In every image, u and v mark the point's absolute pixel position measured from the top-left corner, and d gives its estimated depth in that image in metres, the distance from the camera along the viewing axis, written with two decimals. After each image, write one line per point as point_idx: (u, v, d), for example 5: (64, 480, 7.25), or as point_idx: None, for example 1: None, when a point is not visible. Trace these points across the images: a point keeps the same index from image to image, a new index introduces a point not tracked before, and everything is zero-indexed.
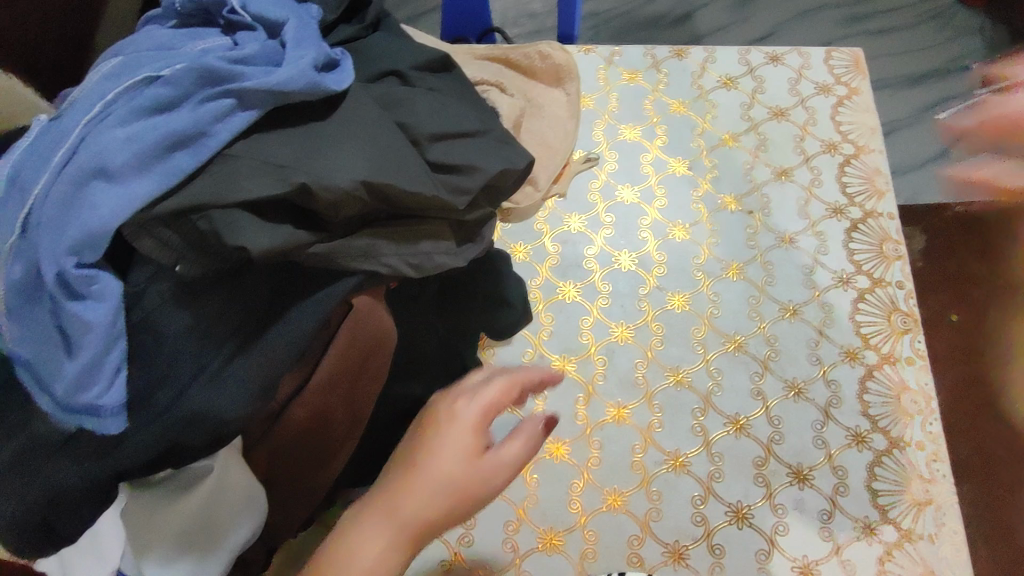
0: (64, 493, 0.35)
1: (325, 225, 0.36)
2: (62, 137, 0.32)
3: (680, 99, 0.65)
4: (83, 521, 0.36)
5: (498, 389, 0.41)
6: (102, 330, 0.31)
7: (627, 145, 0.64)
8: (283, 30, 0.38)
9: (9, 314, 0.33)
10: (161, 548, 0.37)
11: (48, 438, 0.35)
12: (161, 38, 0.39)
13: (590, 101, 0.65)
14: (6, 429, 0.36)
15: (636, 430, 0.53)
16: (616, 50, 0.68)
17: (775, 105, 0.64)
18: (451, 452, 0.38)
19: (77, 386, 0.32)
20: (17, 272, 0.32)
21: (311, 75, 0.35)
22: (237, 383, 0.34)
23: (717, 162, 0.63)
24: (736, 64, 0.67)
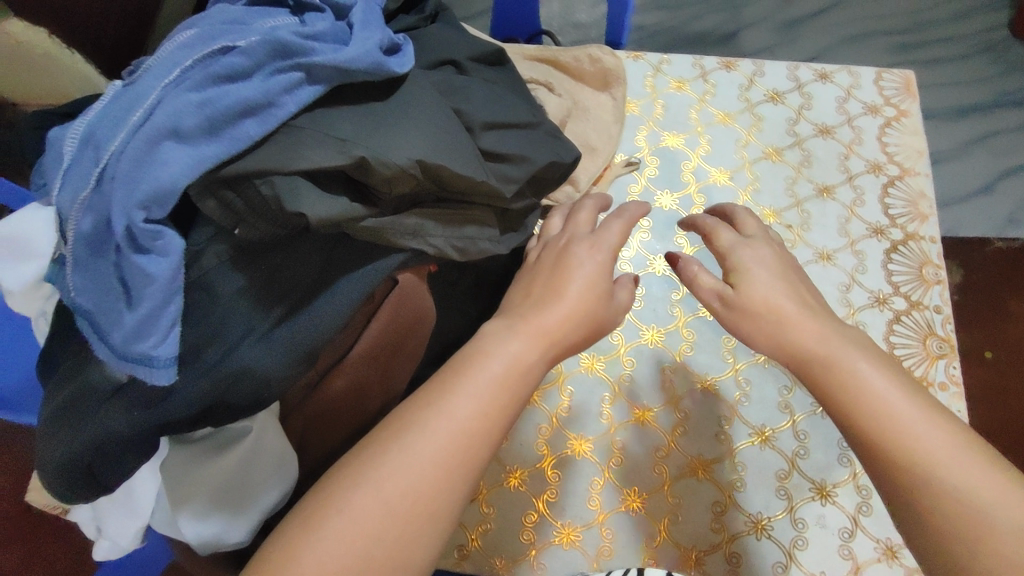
0: (109, 439, 0.36)
1: (376, 199, 0.37)
2: (139, 100, 0.34)
3: (726, 110, 0.65)
4: (123, 471, 0.38)
5: (619, 232, 0.42)
6: (163, 283, 0.33)
7: (668, 152, 0.64)
8: (351, 13, 0.40)
9: (77, 264, 0.34)
10: (197, 501, 0.39)
11: (99, 387, 0.37)
12: (234, 14, 0.41)
13: (635, 107, 0.66)
14: (68, 372, 0.39)
15: (660, 433, 0.54)
16: (665, 58, 0.68)
17: (821, 122, 0.64)
18: (581, 282, 0.39)
19: (134, 336, 0.33)
20: (86, 224, 0.34)
21: (376, 56, 0.37)
22: (281, 346, 0.36)
23: (759, 175, 0.62)
24: (785, 79, 0.67)
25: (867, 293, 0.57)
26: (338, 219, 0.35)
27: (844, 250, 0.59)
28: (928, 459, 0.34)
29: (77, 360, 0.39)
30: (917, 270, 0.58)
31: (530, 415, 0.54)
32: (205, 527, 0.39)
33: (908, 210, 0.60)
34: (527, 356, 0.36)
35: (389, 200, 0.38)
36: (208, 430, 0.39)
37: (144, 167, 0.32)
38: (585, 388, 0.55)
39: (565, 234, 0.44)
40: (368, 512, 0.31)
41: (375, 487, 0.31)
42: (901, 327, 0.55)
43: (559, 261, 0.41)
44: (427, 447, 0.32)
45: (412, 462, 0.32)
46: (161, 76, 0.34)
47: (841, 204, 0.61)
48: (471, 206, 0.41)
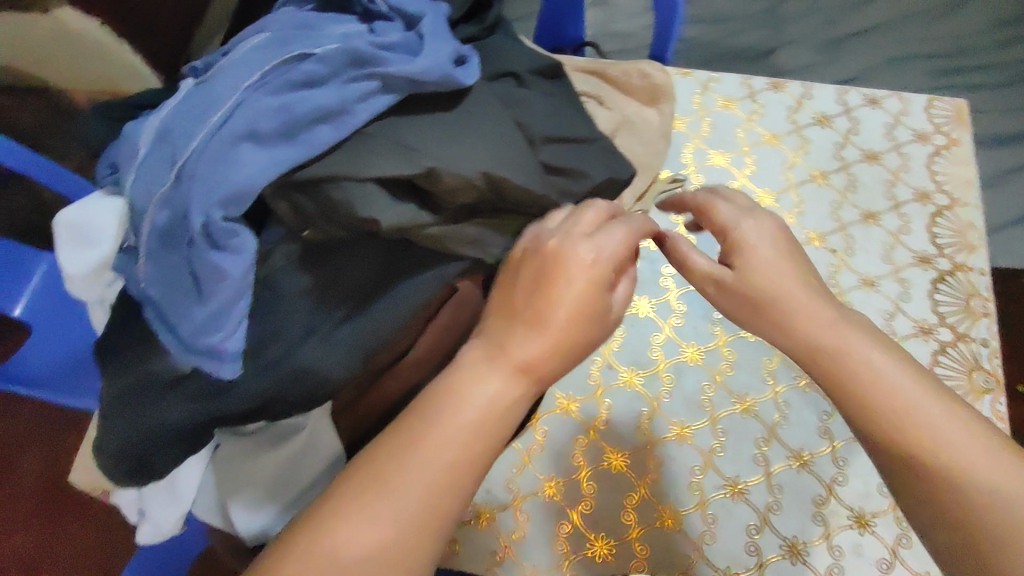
0: (169, 428, 0.38)
1: (437, 207, 0.38)
2: (218, 100, 0.35)
3: (774, 131, 0.65)
4: (176, 458, 0.40)
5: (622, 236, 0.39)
6: (234, 281, 0.34)
7: (714, 170, 0.64)
8: (422, 22, 0.40)
9: (150, 257, 0.36)
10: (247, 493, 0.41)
11: (159, 377, 0.39)
12: (304, 19, 0.42)
13: (682, 123, 0.66)
14: (125, 361, 0.40)
15: (697, 452, 0.54)
16: (714, 76, 0.68)
17: (869, 147, 0.64)
18: (575, 294, 0.36)
19: (203, 329, 0.34)
20: (163, 218, 0.35)
21: (446, 68, 0.37)
22: (344, 346, 0.36)
23: (805, 197, 0.62)
24: (834, 102, 0.66)
25: (911, 322, 0.56)
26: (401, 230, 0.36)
27: (889, 277, 0.58)
28: (960, 469, 0.35)
29: (137, 349, 0.40)
30: (964, 302, 0.57)
31: (567, 426, 0.55)
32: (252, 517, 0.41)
33: (956, 240, 0.60)
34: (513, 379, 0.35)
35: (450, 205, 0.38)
36: (261, 426, 0.41)
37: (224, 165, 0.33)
38: (622, 402, 0.56)
39: (559, 231, 0.38)
40: (385, 532, 0.31)
41: (382, 511, 0.32)
42: (945, 358, 0.55)
43: (550, 268, 0.37)
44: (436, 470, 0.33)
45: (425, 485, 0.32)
46: (237, 75, 0.35)
47: (888, 231, 0.60)
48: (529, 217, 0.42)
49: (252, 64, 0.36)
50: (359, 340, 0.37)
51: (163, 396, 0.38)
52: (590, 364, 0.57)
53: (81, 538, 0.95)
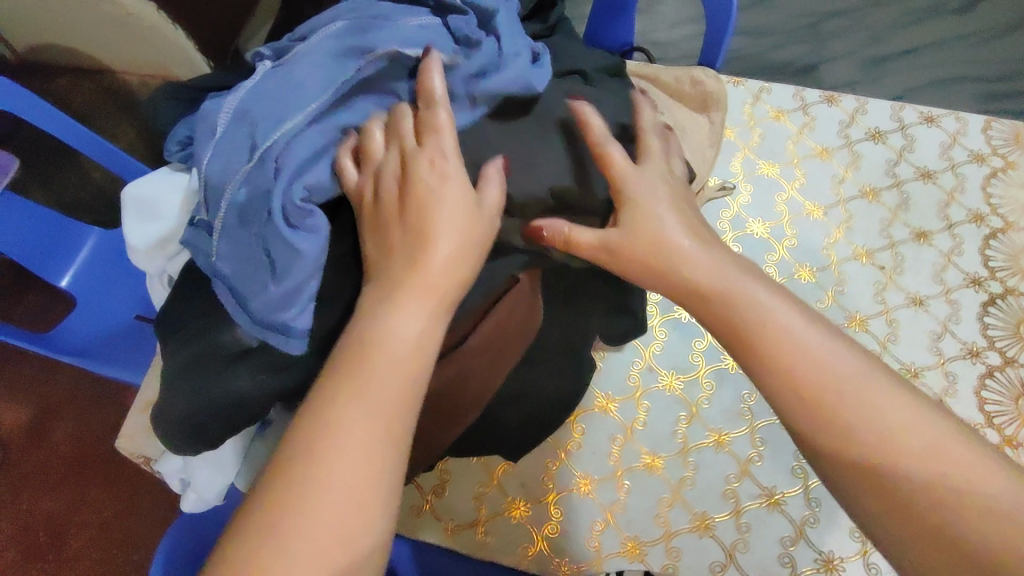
0: (232, 398, 0.41)
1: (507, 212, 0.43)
2: (303, 94, 0.40)
3: (825, 145, 0.65)
4: (227, 429, 0.43)
5: (443, 121, 0.40)
6: (309, 262, 0.40)
7: (763, 180, 0.64)
8: (496, 18, 0.44)
9: (225, 233, 0.41)
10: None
11: (223, 351, 0.42)
12: (379, 7, 0.44)
13: (732, 132, 0.66)
14: (191, 334, 0.43)
15: (733, 460, 0.54)
16: (766, 87, 0.68)
17: (922, 166, 0.63)
18: (448, 197, 0.38)
19: (279, 306, 0.41)
20: (243, 198, 0.40)
21: (527, 78, 0.43)
22: None
23: (854, 214, 0.62)
24: (888, 118, 0.66)
25: (959, 344, 0.56)
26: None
27: (938, 297, 0.58)
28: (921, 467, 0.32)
29: (201, 325, 0.44)
30: (1014, 327, 0.56)
31: (605, 425, 0.56)
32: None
33: (1009, 265, 0.59)
34: (423, 319, 0.35)
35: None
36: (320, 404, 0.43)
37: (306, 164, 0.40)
38: (661, 406, 0.56)
39: (397, 149, 0.40)
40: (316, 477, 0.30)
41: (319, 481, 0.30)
42: (992, 382, 0.54)
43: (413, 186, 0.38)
44: (359, 422, 0.31)
45: (353, 440, 0.30)
46: (311, 73, 0.41)
47: (938, 251, 0.60)
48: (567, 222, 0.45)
49: (322, 60, 0.41)
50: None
51: (229, 370, 0.41)
52: (631, 365, 0.57)
53: (106, 507, 0.97)
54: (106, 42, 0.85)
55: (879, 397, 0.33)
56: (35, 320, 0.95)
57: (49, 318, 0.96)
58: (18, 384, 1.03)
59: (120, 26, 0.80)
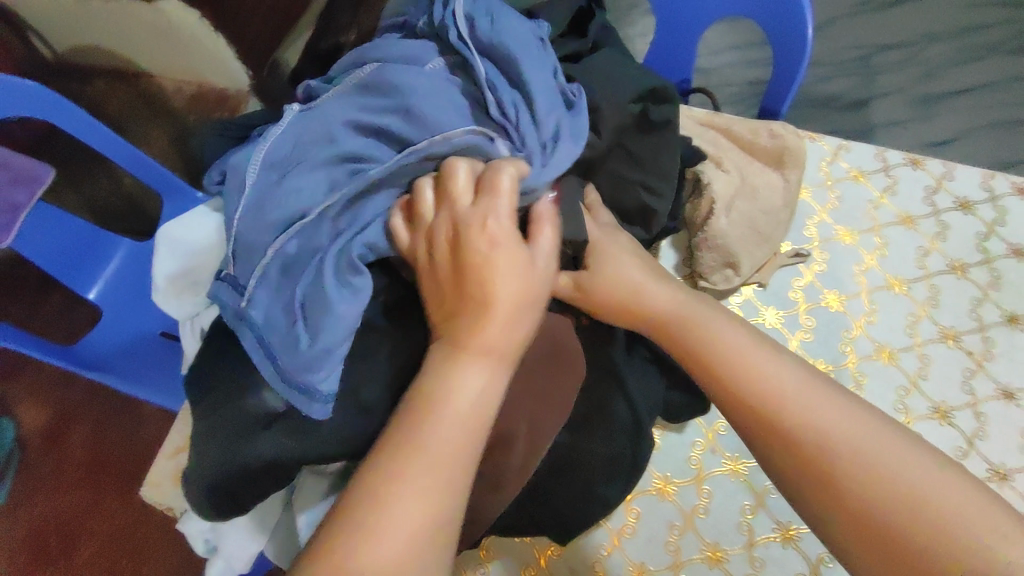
0: (263, 462, 0.40)
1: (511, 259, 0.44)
2: (345, 151, 0.42)
3: (909, 212, 0.61)
4: (259, 496, 0.41)
5: (506, 192, 0.37)
6: (346, 321, 0.40)
7: (839, 247, 0.59)
8: (529, 70, 0.44)
9: (270, 284, 0.43)
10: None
11: (253, 413, 0.42)
12: (412, 49, 0.46)
13: (807, 192, 0.62)
14: (222, 390, 0.43)
15: (803, 559, 0.50)
16: (845, 144, 0.64)
17: (1015, 242, 0.59)
18: (509, 260, 0.36)
19: (309, 367, 0.40)
20: (290, 248, 0.42)
21: (570, 151, 0.43)
22: None
23: (941, 290, 0.57)
24: (977, 187, 0.61)
25: None
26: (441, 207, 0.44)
27: None
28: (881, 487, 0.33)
29: (233, 383, 0.43)
30: None
31: (664, 513, 0.52)
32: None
33: None
34: (484, 377, 0.34)
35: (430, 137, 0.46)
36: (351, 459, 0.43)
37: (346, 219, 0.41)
38: (724, 494, 0.52)
39: (448, 215, 0.38)
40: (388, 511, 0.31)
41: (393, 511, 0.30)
42: None
43: (461, 253, 0.36)
44: (410, 483, 0.31)
45: (403, 498, 0.31)
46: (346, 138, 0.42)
47: None
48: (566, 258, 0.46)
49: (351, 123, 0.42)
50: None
51: (277, 432, 0.41)
52: (692, 447, 0.54)
53: (118, 515, 0.95)
54: (150, 49, 0.88)
55: (833, 417, 0.35)
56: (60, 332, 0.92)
57: (73, 329, 0.93)
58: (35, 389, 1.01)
59: (176, 33, 0.84)
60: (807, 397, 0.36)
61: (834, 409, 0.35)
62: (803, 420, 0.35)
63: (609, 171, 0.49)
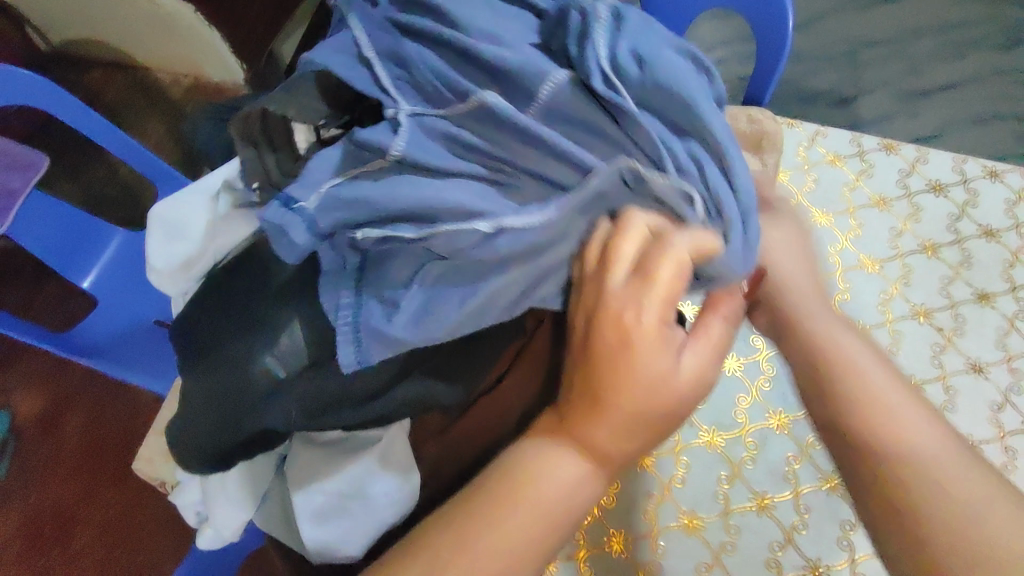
0: (264, 429, 0.37)
1: None
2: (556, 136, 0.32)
3: (882, 194, 0.62)
4: (252, 455, 0.39)
5: (666, 279, 0.31)
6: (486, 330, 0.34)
7: (815, 229, 0.61)
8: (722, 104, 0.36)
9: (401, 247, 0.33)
10: (354, 510, 0.38)
11: (257, 381, 0.36)
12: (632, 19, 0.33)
13: (785, 176, 0.64)
14: (222, 355, 0.37)
15: (778, 526, 0.51)
16: (821, 130, 0.66)
17: (986, 224, 0.61)
18: (663, 368, 0.31)
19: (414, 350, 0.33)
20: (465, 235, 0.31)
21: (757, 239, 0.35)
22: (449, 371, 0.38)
23: (913, 269, 0.59)
24: (949, 171, 0.63)
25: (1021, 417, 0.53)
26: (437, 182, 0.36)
27: (999, 364, 0.55)
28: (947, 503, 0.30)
29: (235, 347, 0.37)
30: None
31: (643, 483, 0.52)
32: (378, 499, 0.38)
33: None
34: (575, 470, 0.32)
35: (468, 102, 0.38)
36: (340, 434, 0.39)
37: (493, 234, 0.31)
38: (702, 464, 0.53)
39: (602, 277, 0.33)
40: None
41: None
42: None
43: (598, 337, 0.32)
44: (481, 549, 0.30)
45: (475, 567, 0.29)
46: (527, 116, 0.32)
47: (1001, 314, 0.57)
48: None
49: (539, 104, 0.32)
50: (436, 353, 0.38)
51: (241, 400, 0.37)
52: None
53: (112, 503, 0.96)
54: (146, 43, 0.92)
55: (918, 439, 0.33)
56: (54, 313, 0.94)
57: (65, 314, 0.94)
58: (31, 377, 1.02)
59: (167, 32, 0.87)
60: (907, 412, 0.33)
61: (925, 434, 0.33)
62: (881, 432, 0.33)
63: None
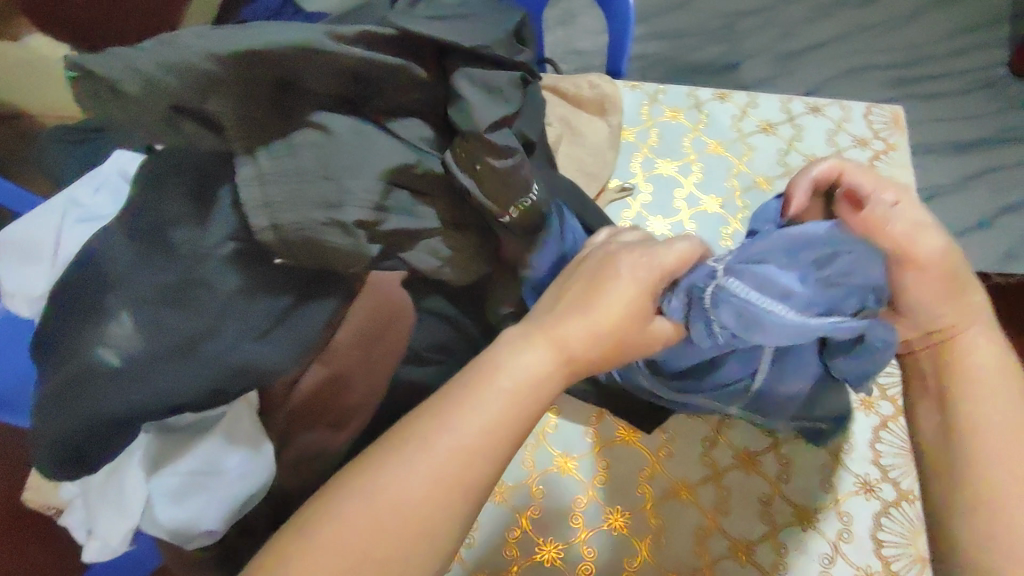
0: (106, 421, 0.35)
1: (274, 109, 0.37)
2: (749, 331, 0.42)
3: (718, 139, 0.67)
4: (112, 452, 0.37)
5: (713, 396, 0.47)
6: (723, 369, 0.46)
7: (661, 178, 0.65)
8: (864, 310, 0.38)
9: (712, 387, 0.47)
10: (209, 484, 0.39)
11: (98, 369, 0.36)
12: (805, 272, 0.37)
13: (630, 134, 0.68)
14: (63, 353, 0.37)
15: (645, 454, 0.54)
16: (661, 88, 0.70)
17: (811, 154, 0.66)
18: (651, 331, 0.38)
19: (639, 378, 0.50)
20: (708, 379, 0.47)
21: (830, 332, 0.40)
22: (286, 344, 0.38)
23: (750, 203, 0.64)
24: (776, 111, 0.69)
25: None
26: (249, 212, 0.36)
27: None
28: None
29: (73, 339, 0.37)
30: None
31: None
32: (232, 471, 0.39)
33: None
34: (546, 363, 0.35)
35: (317, 86, 0.38)
36: (193, 418, 0.41)
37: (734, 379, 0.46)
38: (571, 410, 0.56)
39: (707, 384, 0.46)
40: (412, 475, 0.32)
41: (416, 463, 0.32)
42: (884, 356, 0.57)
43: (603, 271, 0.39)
44: (440, 450, 0.32)
45: (432, 466, 0.32)
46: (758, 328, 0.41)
47: None
48: (414, 236, 0.42)
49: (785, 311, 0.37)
50: (270, 322, 0.38)
51: (79, 387, 0.36)
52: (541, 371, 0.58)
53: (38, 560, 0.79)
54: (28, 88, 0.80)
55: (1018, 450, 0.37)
56: None
57: None
58: None
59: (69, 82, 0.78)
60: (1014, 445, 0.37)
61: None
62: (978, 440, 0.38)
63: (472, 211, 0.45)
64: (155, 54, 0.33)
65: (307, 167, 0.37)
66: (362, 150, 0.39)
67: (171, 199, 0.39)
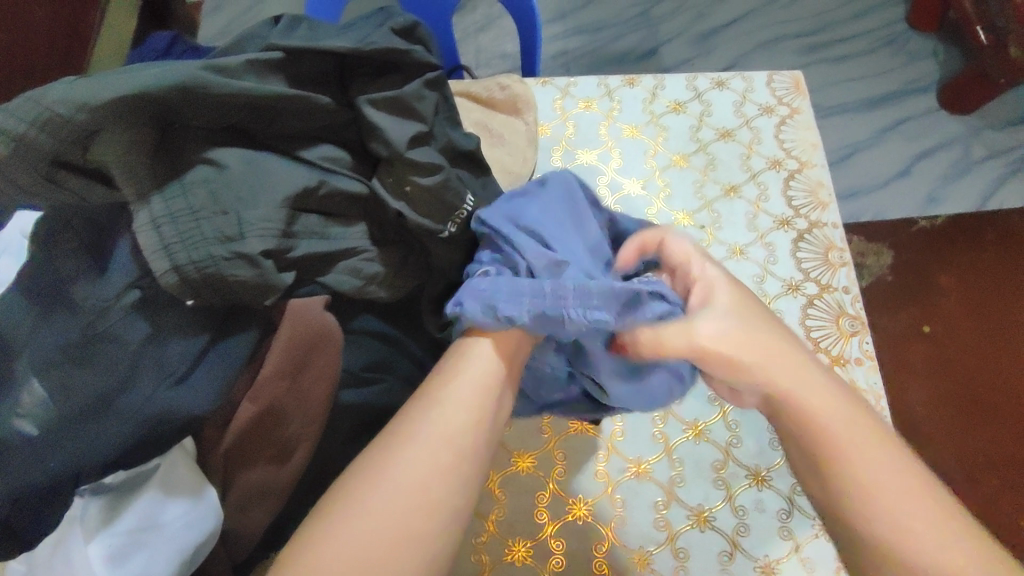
0: (25, 491, 0.34)
1: (159, 153, 0.36)
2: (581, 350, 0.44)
3: (633, 124, 0.69)
4: (45, 525, 0.36)
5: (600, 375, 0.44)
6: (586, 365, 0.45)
7: (583, 168, 0.67)
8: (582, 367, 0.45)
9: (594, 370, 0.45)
10: (150, 540, 0.38)
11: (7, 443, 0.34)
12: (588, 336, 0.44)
13: (548, 129, 0.69)
14: None
15: (600, 439, 0.55)
16: (572, 81, 0.71)
17: (721, 127, 0.68)
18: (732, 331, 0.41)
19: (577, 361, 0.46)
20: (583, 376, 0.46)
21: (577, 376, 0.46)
22: (207, 383, 0.38)
23: (669, 181, 0.66)
24: (684, 90, 0.71)
25: (780, 282, 0.61)
26: (149, 257, 0.35)
27: (755, 242, 0.63)
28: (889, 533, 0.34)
29: None
30: (823, 255, 0.62)
31: None
32: (172, 522, 0.38)
33: (809, 200, 0.65)
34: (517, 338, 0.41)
35: (204, 122, 0.37)
36: (124, 474, 0.39)
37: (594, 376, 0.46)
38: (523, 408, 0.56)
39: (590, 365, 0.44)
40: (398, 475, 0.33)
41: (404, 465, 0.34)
42: (815, 309, 0.60)
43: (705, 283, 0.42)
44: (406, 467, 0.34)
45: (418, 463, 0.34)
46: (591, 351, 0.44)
47: (748, 200, 0.65)
48: (333, 259, 0.42)
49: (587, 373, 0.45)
50: (190, 367, 0.37)
51: None
52: None
53: None
54: None
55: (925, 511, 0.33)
56: None
57: None
58: None
59: None
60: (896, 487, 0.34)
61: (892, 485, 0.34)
62: (871, 495, 0.34)
63: (399, 228, 0.45)
64: (15, 113, 0.32)
65: (200, 205, 0.36)
66: (257, 180, 0.38)
67: (64, 255, 0.37)
